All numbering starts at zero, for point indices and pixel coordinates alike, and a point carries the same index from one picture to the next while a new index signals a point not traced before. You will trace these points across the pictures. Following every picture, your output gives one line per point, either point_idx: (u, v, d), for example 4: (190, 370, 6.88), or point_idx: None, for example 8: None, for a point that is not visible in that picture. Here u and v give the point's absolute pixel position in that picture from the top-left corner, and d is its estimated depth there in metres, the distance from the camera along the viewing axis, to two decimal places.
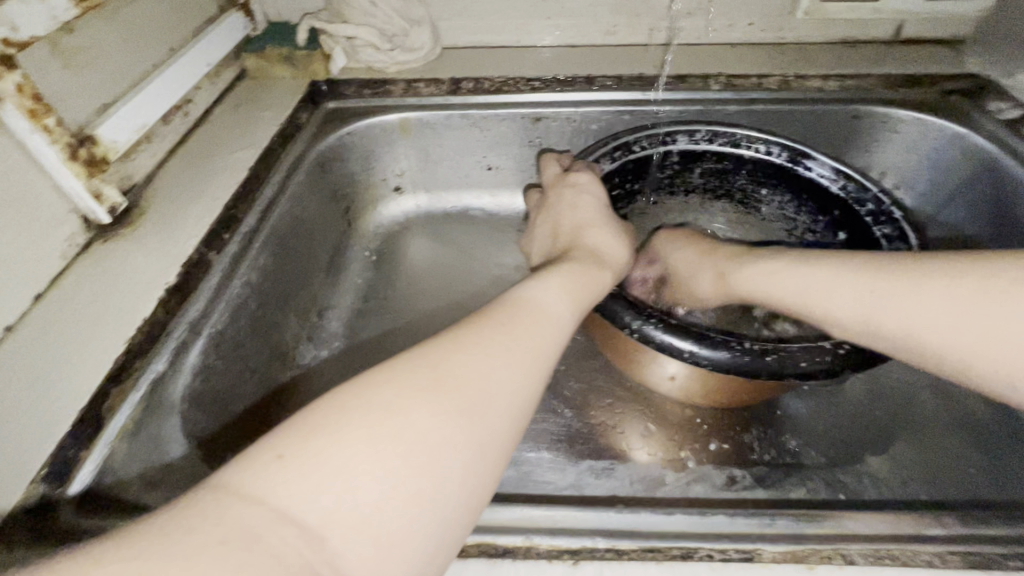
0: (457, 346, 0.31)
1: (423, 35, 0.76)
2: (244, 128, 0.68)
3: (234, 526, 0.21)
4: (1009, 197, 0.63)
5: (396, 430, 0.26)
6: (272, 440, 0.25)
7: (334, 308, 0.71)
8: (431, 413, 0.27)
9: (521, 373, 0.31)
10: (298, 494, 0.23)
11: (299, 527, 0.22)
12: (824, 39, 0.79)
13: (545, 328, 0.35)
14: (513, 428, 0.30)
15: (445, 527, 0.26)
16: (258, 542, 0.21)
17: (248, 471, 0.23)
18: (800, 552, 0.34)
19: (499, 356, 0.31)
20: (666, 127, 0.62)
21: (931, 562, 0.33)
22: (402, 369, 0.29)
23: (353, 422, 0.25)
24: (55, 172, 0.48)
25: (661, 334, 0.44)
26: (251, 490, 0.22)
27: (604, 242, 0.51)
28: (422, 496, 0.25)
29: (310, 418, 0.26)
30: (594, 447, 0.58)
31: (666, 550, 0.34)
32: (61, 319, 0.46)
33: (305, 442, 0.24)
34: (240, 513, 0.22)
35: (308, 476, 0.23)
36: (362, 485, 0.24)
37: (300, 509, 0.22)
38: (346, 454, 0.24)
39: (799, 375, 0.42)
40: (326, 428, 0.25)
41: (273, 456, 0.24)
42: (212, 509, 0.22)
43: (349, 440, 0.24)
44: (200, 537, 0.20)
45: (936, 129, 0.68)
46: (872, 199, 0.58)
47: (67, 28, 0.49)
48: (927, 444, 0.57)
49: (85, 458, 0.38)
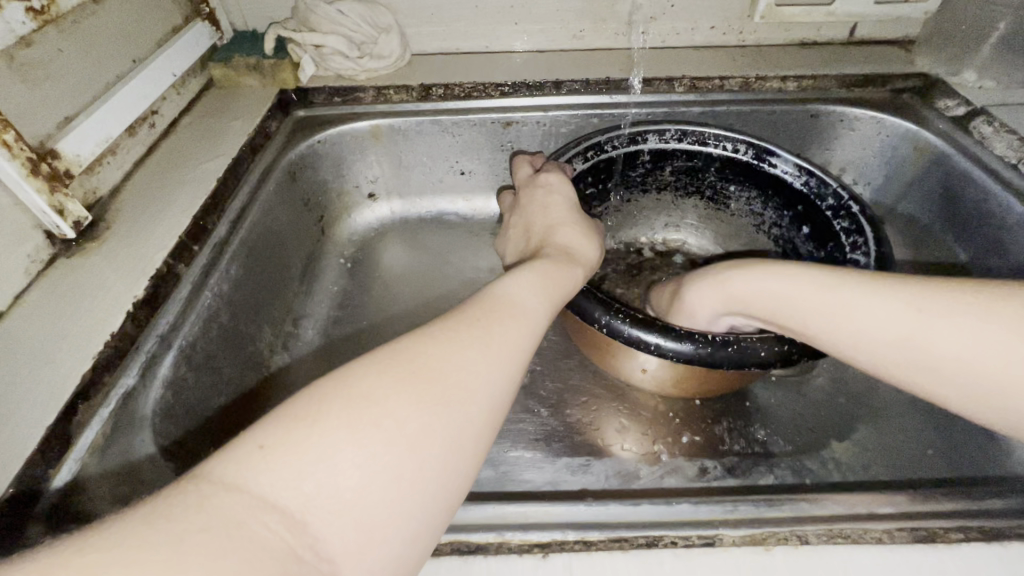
0: (433, 339, 0.32)
1: (391, 44, 0.76)
2: (213, 137, 0.68)
3: (217, 514, 0.21)
4: (958, 188, 0.66)
5: (376, 419, 0.26)
6: (253, 431, 0.25)
7: (309, 317, 0.71)
8: (409, 403, 0.28)
9: (497, 364, 0.32)
10: (280, 481, 0.23)
11: (280, 513, 0.22)
12: (783, 40, 0.82)
13: (518, 320, 0.36)
14: (491, 416, 0.31)
15: (426, 512, 0.27)
16: (240, 528, 0.21)
17: (229, 461, 0.24)
18: (758, 535, 0.35)
19: (477, 347, 0.32)
20: (638, 127, 0.63)
21: (882, 539, 0.35)
22: (382, 360, 0.29)
23: (334, 410, 0.26)
24: (15, 187, 0.47)
25: (628, 328, 0.45)
26: (232, 478, 0.23)
27: (579, 238, 0.51)
28: (403, 481, 0.26)
29: (291, 410, 0.26)
30: (570, 444, 0.59)
31: (632, 539, 0.35)
32: (27, 335, 0.45)
33: (287, 431, 0.25)
34: (222, 500, 0.22)
35: (288, 464, 0.24)
36: (342, 472, 0.24)
37: (280, 494, 0.23)
38: (327, 442, 0.25)
39: (756, 364, 0.45)
40: (305, 419, 0.25)
41: (254, 446, 0.24)
42: (195, 499, 0.22)
43: (330, 428, 0.25)
44: (182, 525, 0.21)
45: (890, 127, 0.71)
46: (832, 195, 0.60)
47: (24, 42, 0.48)
48: (886, 428, 0.60)
49: (54, 475, 0.37)
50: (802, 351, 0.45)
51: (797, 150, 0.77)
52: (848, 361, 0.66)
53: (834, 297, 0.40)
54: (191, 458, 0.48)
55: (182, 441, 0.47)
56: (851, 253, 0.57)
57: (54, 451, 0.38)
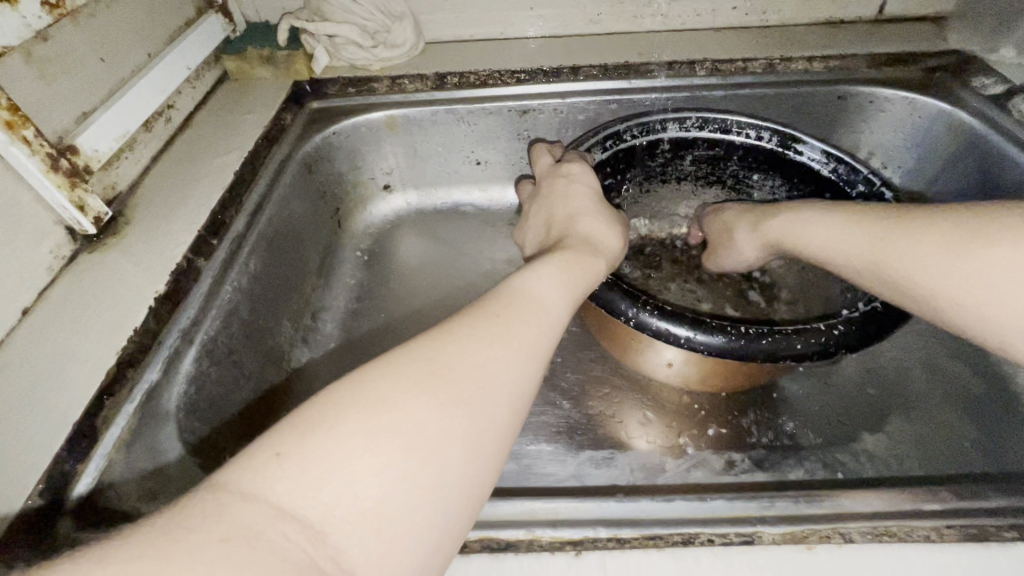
0: (451, 338, 0.31)
1: (405, 31, 0.75)
2: (229, 130, 0.67)
3: (235, 524, 0.21)
4: (996, 170, 0.64)
5: (394, 424, 0.25)
6: (269, 438, 0.24)
7: (327, 311, 0.71)
8: (429, 405, 0.27)
9: (517, 363, 0.31)
10: (298, 491, 0.22)
11: (299, 523, 0.22)
12: (808, 20, 0.79)
13: (539, 317, 0.35)
14: (511, 416, 0.30)
15: (448, 518, 0.26)
16: (259, 538, 0.21)
17: (246, 469, 0.23)
18: (798, 533, 0.34)
19: (496, 346, 0.31)
20: (659, 115, 0.61)
21: (929, 537, 0.34)
22: (399, 361, 0.29)
23: (350, 416, 0.25)
24: (36, 183, 0.47)
25: (656, 321, 0.44)
26: (249, 489, 0.22)
27: (598, 228, 0.50)
28: (423, 487, 0.25)
29: (306, 416, 0.25)
30: (593, 437, 0.58)
31: (667, 537, 0.34)
32: (51, 333, 0.45)
33: (303, 439, 0.24)
34: (240, 509, 0.21)
35: (305, 473, 0.23)
36: (361, 480, 0.24)
37: (298, 504, 0.22)
38: (344, 450, 0.24)
39: (794, 357, 0.42)
40: (322, 425, 0.25)
41: (270, 454, 0.23)
42: (212, 508, 0.21)
43: (348, 434, 0.24)
44: (200, 535, 0.20)
45: (922, 108, 0.69)
46: (863, 181, 0.58)
47: (41, 36, 0.48)
48: (920, 419, 0.58)
49: (81, 472, 0.37)
50: (842, 344, 0.43)
51: (823, 133, 0.75)
52: (880, 351, 0.64)
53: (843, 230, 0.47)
54: (215, 452, 0.48)
55: (203, 436, 0.47)
56: None
57: (81, 447, 0.38)
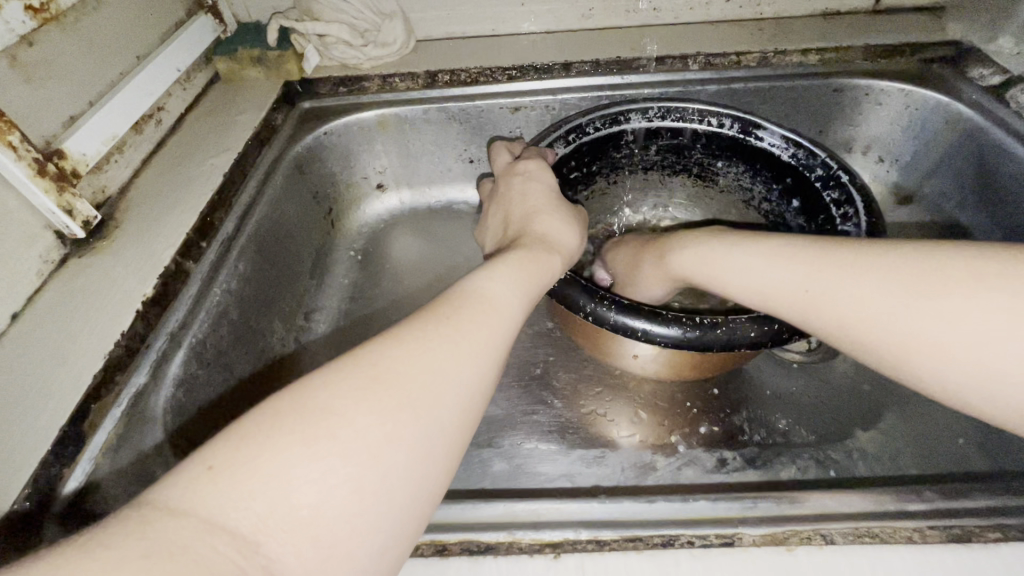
0: (395, 342, 0.30)
1: (396, 29, 0.74)
2: (219, 132, 0.67)
3: (161, 540, 0.21)
4: (994, 164, 0.63)
5: (332, 430, 0.25)
6: (201, 451, 0.24)
7: (321, 310, 0.71)
8: (371, 410, 0.27)
9: (467, 364, 0.31)
10: (228, 502, 0.22)
11: (229, 535, 0.22)
12: (803, 12, 0.78)
13: (492, 316, 0.35)
14: (463, 417, 0.30)
15: (393, 522, 0.26)
16: (183, 553, 0.20)
17: (175, 486, 0.23)
18: (779, 534, 0.34)
19: (446, 347, 0.31)
20: (618, 107, 0.61)
21: (912, 538, 0.34)
22: (342, 366, 0.28)
23: (287, 425, 0.25)
24: (24, 189, 0.47)
25: (615, 315, 0.43)
26: (177, 503, 0.22)
27: (556, 226, 0.50)
28: (365, 492, 0.25)
29: (241, 429, 0.25)
30: (583, 436, 0.58)
31: (647, 539, 0.34)
32: (38, 337, 0.45)
33: (233, 451, 0.24)
34: (167, 526, 0.21)
35: (238, 485, 0.23)
36: (297, 488, 0.23)
37: (229, 517, 0.22)
38: (279, 461, 0.24)
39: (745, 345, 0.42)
40: (255, 437, 0.24)
41: (202, 469, 0.23)
42: (138, 525, 0.21)
43: (284, 445, 0.24)
44: (121, 552, 0.20)
45: (920, 100, 0.68)
46: (821, 165, 0.57)
47: (26, 41, 0.48)
48: (915, 416, 0.58)
49: (72, 469, 0.38)
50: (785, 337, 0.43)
51: (817, 129, 0.74)
52: None
53: (763, 259, 0.43)
54: None
55: (190, 438, 0.48)
56: (840, 225, 0.54)
57: (69, 452, 0.38)
